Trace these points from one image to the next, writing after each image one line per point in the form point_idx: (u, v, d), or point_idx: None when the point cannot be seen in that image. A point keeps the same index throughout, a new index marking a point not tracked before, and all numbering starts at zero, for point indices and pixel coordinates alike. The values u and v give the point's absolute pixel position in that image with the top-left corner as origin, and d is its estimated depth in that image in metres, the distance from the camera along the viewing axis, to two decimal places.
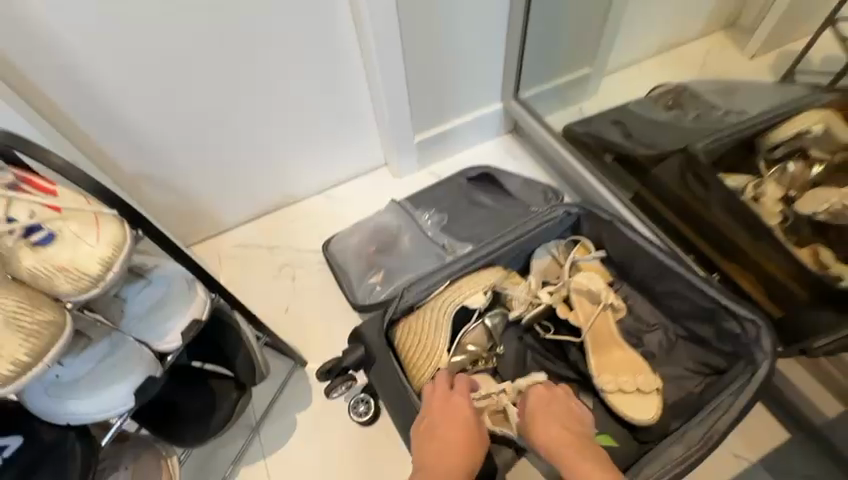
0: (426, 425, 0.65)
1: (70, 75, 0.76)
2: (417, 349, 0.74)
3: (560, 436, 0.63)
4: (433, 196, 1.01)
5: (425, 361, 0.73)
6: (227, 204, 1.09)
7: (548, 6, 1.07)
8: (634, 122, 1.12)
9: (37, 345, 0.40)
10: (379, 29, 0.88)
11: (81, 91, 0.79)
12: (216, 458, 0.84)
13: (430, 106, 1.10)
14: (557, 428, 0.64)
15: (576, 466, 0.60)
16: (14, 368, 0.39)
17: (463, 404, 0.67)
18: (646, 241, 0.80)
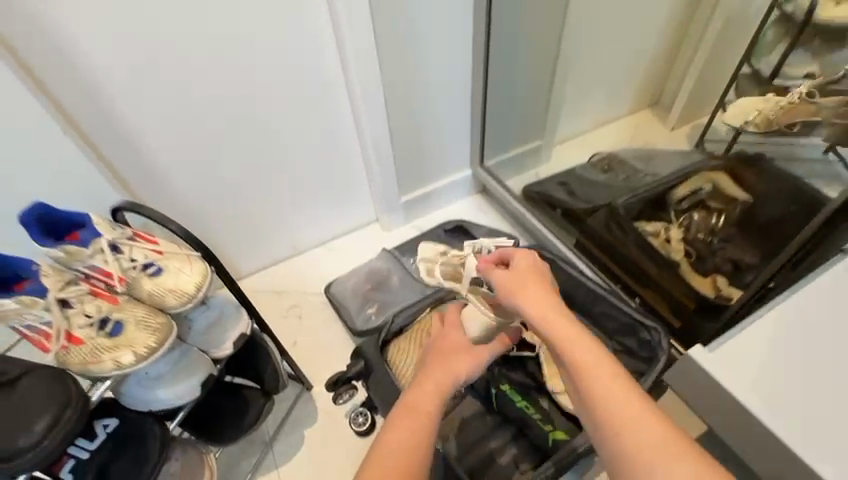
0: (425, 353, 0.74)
1: (114, 127, 0.93)
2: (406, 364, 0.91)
3: (536, 302, 0.59)
4: (416, 244, 1.24)
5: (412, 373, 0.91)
6: (242, 253, 1.31)
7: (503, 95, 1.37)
8: (576, 184, 1.41)
9: (160, 338, 0.59)
10: (372, 114, 1.14)
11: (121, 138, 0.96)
12: (236, 469, 0.99)
13: (412, 172, 1.36)
14: (533, 295, 0.60)
15: (557, 328, 0.55)
16: (147, 351, 0.58)
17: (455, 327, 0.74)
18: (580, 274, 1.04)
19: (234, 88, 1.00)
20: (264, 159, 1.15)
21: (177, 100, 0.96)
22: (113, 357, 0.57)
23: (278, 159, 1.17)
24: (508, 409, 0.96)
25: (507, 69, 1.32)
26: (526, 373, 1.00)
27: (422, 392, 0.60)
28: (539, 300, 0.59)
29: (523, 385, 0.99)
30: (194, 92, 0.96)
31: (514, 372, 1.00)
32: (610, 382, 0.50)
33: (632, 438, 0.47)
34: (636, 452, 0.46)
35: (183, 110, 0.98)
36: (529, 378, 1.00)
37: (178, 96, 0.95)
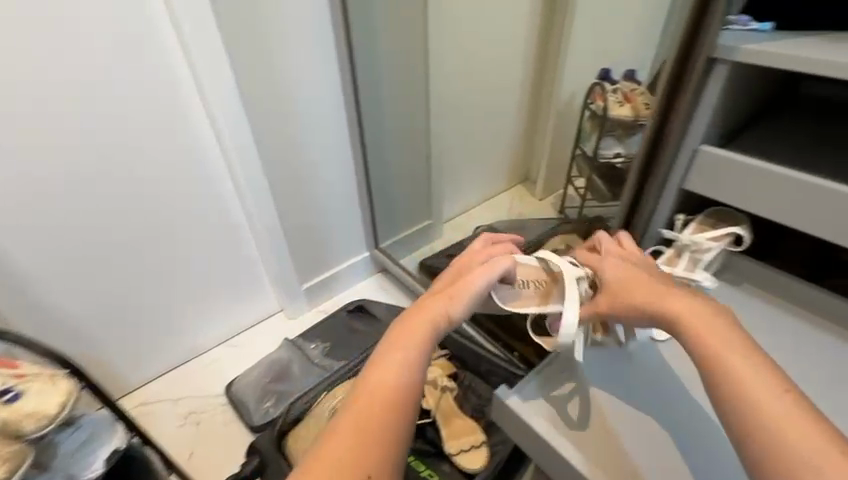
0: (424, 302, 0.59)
1: None
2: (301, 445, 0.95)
3: (644, 289, 0.56)
4: (322, 331, 1.29)
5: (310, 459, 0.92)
6: (133, 363, 1.26)
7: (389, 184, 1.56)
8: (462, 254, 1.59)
9: (9, 467, 0.59)
10: (261, 209, 1.24)
11: None
12: None
13: (311, 260, 1.45)
14: (646, 281, 0.57)
15: (674, 305, 0.52)
16: None
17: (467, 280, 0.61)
18: (460, 339, 1.18)
19: (113, 193, 1.04)
20: (155, 265, 1.18)
21: (53, 217, 0.99)
22: None
23: (168, 263, 1.20)
24: None
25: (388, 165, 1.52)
26: (426, 440, 1.04)
27: (406, 336, 0.54)
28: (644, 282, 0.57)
29: (425, 453, 1.03)
30: (73, 211, 1.00)
31: (417, 442, 1.04)
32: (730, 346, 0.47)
33: (757, 399, 0.42)
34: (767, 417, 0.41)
35: (60, 226, 1.00)
36: (430, 445, 1.04)
37: (53, 213, 0.98)
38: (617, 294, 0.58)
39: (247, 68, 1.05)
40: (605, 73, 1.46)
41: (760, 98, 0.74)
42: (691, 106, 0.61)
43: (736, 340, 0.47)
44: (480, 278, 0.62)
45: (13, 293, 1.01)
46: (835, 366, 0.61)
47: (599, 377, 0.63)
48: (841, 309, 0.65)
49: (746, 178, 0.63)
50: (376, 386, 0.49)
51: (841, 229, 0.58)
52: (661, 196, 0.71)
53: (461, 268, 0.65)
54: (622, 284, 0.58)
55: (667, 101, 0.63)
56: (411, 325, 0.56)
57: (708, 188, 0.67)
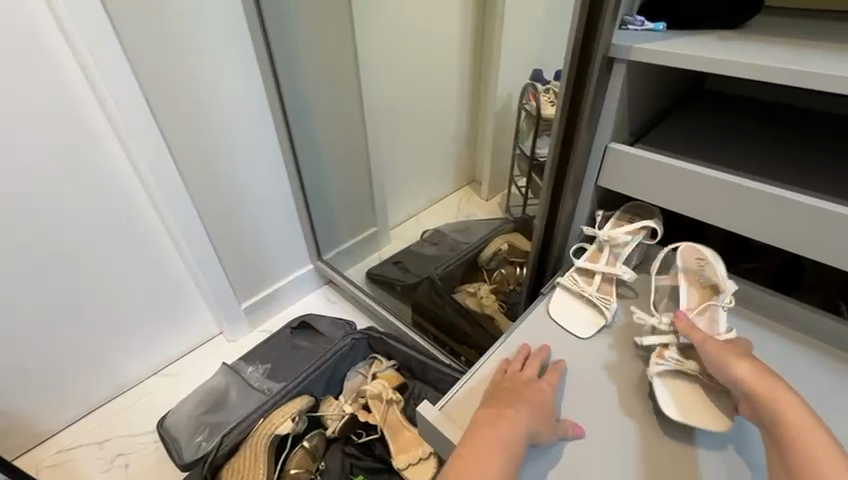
0: (487, 428, 0.50)
1: None
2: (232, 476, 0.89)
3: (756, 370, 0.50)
4: (262, 351, 1.22)
5: None
6: (48, 410, 1.14)
7: (329, 193, 1.51)
8: (409, 261, 1.57)
9: None
10: (186, 229, 1.16)
11: None
12: None
13: (249, 278, 1.37)
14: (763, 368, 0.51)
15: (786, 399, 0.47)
16: None
17: (533, 386, 0.56)
18: (406, 347, 1.14)
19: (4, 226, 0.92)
20: (65, 302, 1.07)
21: None
22: None
23: (82, 296, 1.09)
24: None
25: (327, 174, 1.48)
26: (374, 456, 1.02)
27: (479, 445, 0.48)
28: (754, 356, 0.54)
29: (373, 469, 1.00)
30: None
31: (364, 460, 1.01)
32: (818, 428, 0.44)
33: (813, 446, 0.43)
34: None
35: None
36: (378, 461, 1.02)
37: None
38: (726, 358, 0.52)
39: (156, 81, 0.97)
40: (537, 74, 1.42)
41: (666, 95, 0.78)
42: (595, 107, 0.62)
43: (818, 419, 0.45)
44: (541, 403, 0.54)
45: None
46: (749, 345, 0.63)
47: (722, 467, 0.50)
48: (760, 298, 0.68)
49: (658, 176, 0.65)
50: None
51: (746, 220, 0.60)
52: (580, 195, 0.72)
53: (513, 381, 0.57)
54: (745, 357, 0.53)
55: (575, 88, 0.62)
56: (483, 433, 0.50)
57: (627, 187, 0.68)
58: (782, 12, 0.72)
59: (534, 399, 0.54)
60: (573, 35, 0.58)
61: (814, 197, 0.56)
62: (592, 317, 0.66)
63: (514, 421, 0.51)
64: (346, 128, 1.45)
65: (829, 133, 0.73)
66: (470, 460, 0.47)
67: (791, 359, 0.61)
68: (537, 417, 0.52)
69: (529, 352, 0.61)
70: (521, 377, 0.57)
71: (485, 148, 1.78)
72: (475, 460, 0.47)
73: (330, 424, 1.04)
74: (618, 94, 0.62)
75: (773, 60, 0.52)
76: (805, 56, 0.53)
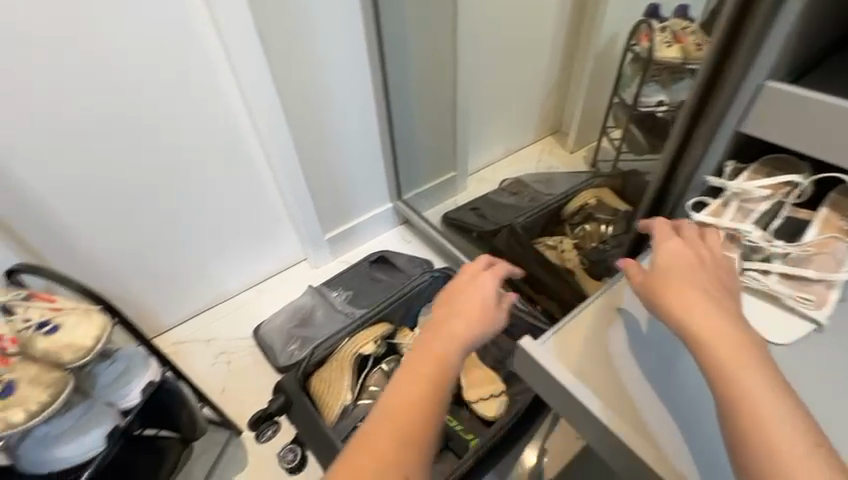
0: (432, 323, 0.55)
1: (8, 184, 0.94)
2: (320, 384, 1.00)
3: (678, 262, 0.51)
4: (343, 278, 1.30)
5: (333, 400, 0.96)
6: (167, 306, 1.31)
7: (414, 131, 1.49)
8: (487, 209, 1.54)
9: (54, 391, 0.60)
10: (282, 156, 1.21)
11: (18, 197, 0.97)
12: None
13: (335, 210, 1.43)
14: (688, 258, 0.51)
15: (695, 286, 0.48)
16: (41, 405, 0.58)
17: (485, 291, 0.58)
18: (483, 290, 1.15)
19: (136, 139, 1.03)
20: (180, 213, 1.19)
21: (77, 156, 0.98)
22: (3, 416, 0.56)
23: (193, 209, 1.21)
24: None
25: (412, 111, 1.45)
26: None
27: (424, 351, 0.51)
28: (674, 260, 0.51)
29: None
30: (94, 154, 1.00)
31: None
32: (735, 343, 0.43)
33: (716, 339, 0.43)
34: (745, 408, 0.39)
35: (83, 170, 1.01)
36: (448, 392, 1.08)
37: (76, 154, 0.98)
38: (660, 271, 0.50)
39: (266, 6, 0.98)
40: (653, 10, 1.33)
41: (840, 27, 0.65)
42: (759, 35, 0.54)
43: (734, 334, 0.43)
44: (481, 298, 0.57)
45: (50, 237, 1.04)
46: None
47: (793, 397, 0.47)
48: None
49: (827, 128, 0.54)
50: (399, 408, 0.46)
51: None
52: (713, 143, 0.65)
53: (461, 289, 0.59)
54: (671, 272, 0.49)
55: (737, 21, 0.55)
56: (430, 339, 0.52)
57: (778, 135, 0.58)
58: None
59: (484, 306, 0.56)
60: None
61: None
62: None
63: (456, 326, 0.53)
64: (435, 63, 1.39)
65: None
66: (419, 345, 0.52)
67: None
68: (475, 307, 0.56)
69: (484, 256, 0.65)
70: (473, 285, 0.59)
71: (578, 97, 1.69)
72: (424, 343, 0.52)
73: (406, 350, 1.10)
74: (793, 16, 0.52)
75: None
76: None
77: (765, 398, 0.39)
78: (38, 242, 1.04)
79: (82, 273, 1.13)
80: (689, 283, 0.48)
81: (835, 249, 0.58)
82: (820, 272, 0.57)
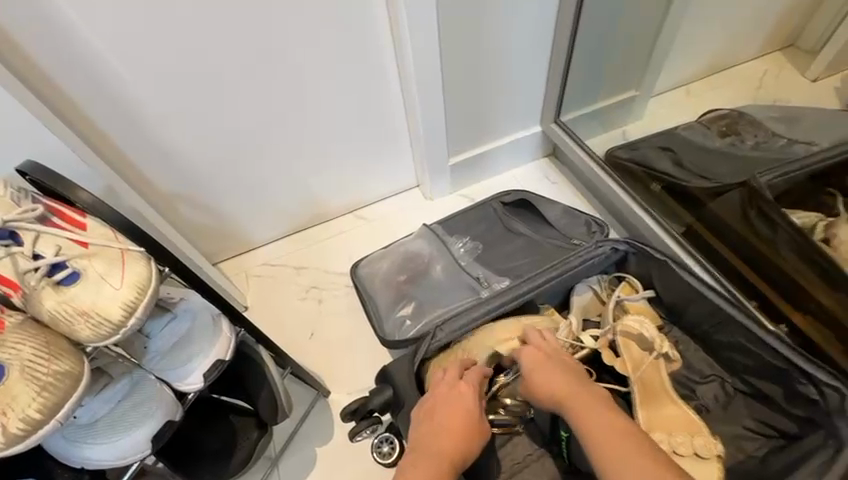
0: (435, 416, 0.60)
1: (58, 39, 0.67)
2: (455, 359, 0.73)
3: (543, 366, 0.64)
4: (467, 222, 0.96)
5: None
6: (255, 223, 1.08)
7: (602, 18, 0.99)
8: (685, 152, 1.04)
9: (49, 400, 0.36)
10: (419, 39, 0.82)
11: (71, 55, 0.69)
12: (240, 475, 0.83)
13: (469, 127, 1.05)
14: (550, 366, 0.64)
15: (555, 385, 0.61)
16: (25, 425, 0.35)
17: (466, 398, 0.61)
18: (703, 286, 0.72)
19: None
20: (281, 108, 0.89)
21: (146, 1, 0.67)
22: None
23: (297, 102, 0.90)
24: (584, 461, 0.70)
25: None
26: None
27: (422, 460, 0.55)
28: (563, 381, 0.61)
29: None
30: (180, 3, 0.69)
31: None
32: (625, 448, 0.52)
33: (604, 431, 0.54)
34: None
35: (155, 29, 0.71)
36: None
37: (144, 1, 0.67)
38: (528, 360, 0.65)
39: None
40: None
41: None
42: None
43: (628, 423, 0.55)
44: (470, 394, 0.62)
45: (118, 120, 0.79)
46: None
47: None
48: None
49: None
50: None
51: None
52: None
53: (447, 395, 0.62)
54: (539, 364, 0.64)
55: None
56: (423, 456, 0.56)
57: None
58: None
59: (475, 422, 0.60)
60: None
61: None
62: None
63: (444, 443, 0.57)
64: None
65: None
66: (426, 443, 0.57)
67: None
68: (462, 402, 0.61)
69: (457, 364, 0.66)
70: (446, 393, 0.62)
71: None
72: (428, 443, 0.57)
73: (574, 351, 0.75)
74: None
75: None
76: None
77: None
78: (105, 124, 0.79)
79: (161, 172, 0.90)
80: (566, 379, 0.61)
81: None
82: None
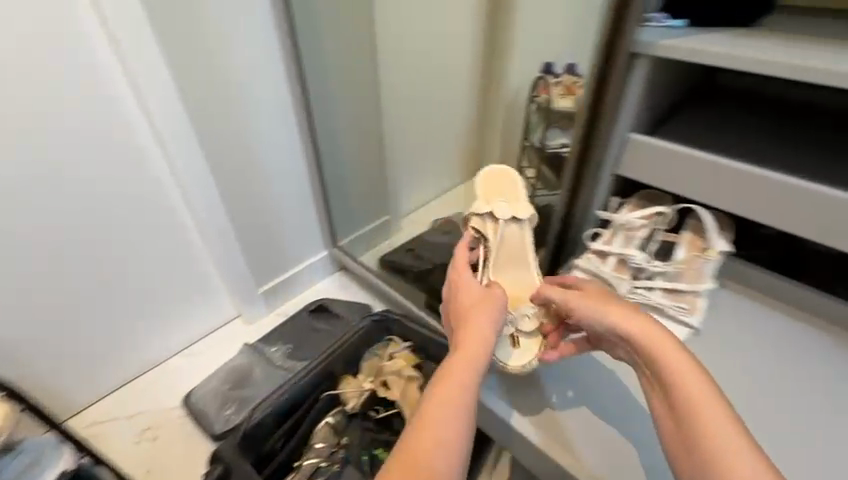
0: (447, 380, 0.54)
1: None
2: (513, 239, 0.83)
3: (592, 301, 0.61)
4: (281, 332, 1.27)
5: (511, 286, 0.79)
6: (81, 382, 1.19)
7: (341, 175, 1.45)
8: (421, 248, 1.52)
9: None
10: (210, 214, 1.20)
11: None
12: None
13: (270, 263, 1.42)
14: (606, 306, 0.60)
15: (623, 320, 0.57)
16: None
17: (471, 361, 0.56)
18: (425, 330, 1.17)
19: (41, 203, 0.97)
20: (99, 278, 1.12)
21: None
22: None
23: (113, 272, 1.13)
24: None
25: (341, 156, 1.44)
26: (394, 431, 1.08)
27: (437, 421, 0.50)
28: (627, 318, 0.57)
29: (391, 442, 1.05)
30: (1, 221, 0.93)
31: (382, 434, 1.08)
32: (700, 383, 0.50)
33: (687, 379, 0.50)
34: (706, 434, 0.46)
35: None
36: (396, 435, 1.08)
37: None
38: (591, 290, 0.64)
39: (185, 68, 1.00)
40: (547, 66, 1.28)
41: (687, 85, 0.81)
42: (619, 88, 0.64)
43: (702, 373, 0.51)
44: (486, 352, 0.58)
45: None
46: (730, 311, 0.69)
47: None
48: (790, 291, 0.69)
49: (660, 161, 0.69)
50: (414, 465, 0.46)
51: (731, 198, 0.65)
52: (599, 184, 0.75)
53: (461, 356, 0.57)
54: (591, 295, 0.63)
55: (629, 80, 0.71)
56: (437, 415, 0.50)
57: (635, 173, 0.72)
58: (795, 4, 0.77)
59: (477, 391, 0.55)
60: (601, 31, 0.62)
61: (805, 180, 0.60)
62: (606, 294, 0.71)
63: (453, 400, 0.52)
64: (357, 108, 1.38)
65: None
66: (435, 404, 0.52)
67: (798, 340, 0.65)
68: (482, 360, 0.57)
69: (480, 302, 0.65)
70: (461, 357, 0.57)
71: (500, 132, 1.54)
72: (437, 403, 0.52)
73: (526, 330, 0.72)
74: (638, 86, 0.65)
75: (778, 56, 0.57)
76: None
77: (734, 443, 0.45)
78: None
79: None
80: (627, 315, 0.57)
81: (701, 265, 0.69)
82: (674, 266, 0.69)
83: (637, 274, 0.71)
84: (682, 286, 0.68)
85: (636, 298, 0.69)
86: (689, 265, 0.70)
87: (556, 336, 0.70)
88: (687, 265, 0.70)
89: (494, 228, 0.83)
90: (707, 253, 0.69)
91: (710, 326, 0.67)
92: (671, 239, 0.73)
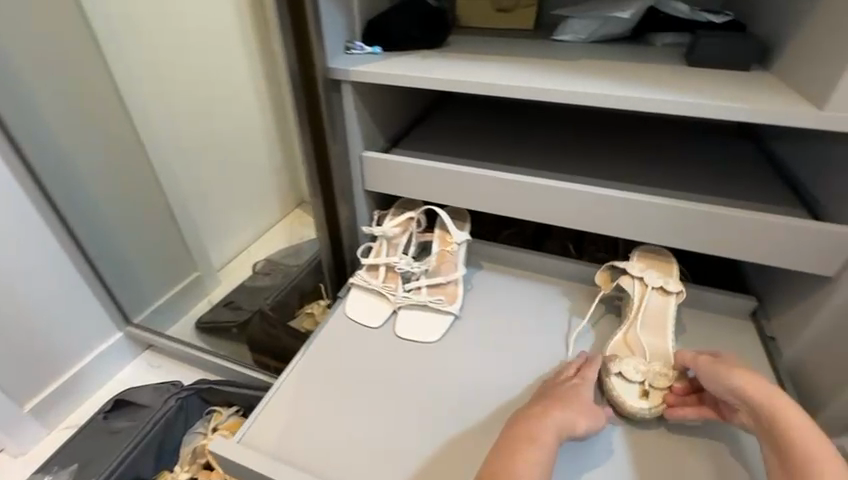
0: (532, 433, 0.52)
1: None
2: (652, 308, 0.69)
3: (728, 367, 0.57)
4: (62, 452, 1.03)
5: (655, 322, 0.68)
6: None
7: (115, 241, 1.16)
8: (244, 299, 1.35)
9: None
10: None
11: None
12: None
13: (26, 372, 1.05)
14: (738, 373, 0.56)
15: (746, 388, 0.54)
16: None
17: (567, 417, 0.54)
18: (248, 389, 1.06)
19: None
20: None
21: None
22: None
23: None
24: None
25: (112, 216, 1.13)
26: None
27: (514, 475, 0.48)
28: (753, 385, 0.54)
29: None
30: None
31: None
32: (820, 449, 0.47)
33: (808, 448, 0.48)
34: None
35: None
36: None
37: None
38: (728, 359, 0.59)
39: None
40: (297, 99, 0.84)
41: (419, 100, 0.91)
42: (329, 112, 0.68)
43: (823, 442, 0.48)
44: (583, 422, 0.54)
45: None
46: (489, 289, 0.79)
47: (416, 332, 0.70)
48: (543, 261, 0.82)
49: (400, 173, 0.74)
50: None
51: (459, 194, 0.73)
52: (354, 199, 0.79)
53: (542, 406, 0.56)
54: (724, 365, 0.58)
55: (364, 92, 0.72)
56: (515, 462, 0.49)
57: (382, 186, 0.77)
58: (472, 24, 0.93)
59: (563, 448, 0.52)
60: (293, 62, 0.64)
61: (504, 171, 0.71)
62: (381, 304, 0.74)
63: (537, 456, 0.50)
64: (115, 156, 1.10)
65: (559, 117, 0.92)
66: (514, 458, 0.49)
67: (535, 296, 0.78)
68: (576, 413, 0.55)
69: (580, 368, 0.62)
70: (547, 409, 0.55)
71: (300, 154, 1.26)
72: (521, 457, 0.49)
73: (634, 379, 0.61)
74: (354, 101, 0.70)
75: (454, 74, 0.66)
76: (500, 69, 0.68)
77: None
78: None
79: None
80: (755, 381, 0.55)
81: (452, 256, 0.77)
82: (432, 263, 0.76)
83: (405, 278, 0.76)
84: (442, 277, 0.75)
85: (406, 301, 0.73)
86: (443, 258, 0.77)
87: (681, 388, 0.61)
88: (442, 258, 0.77)
89: (642, 292, 0.69)
90: (456, 242, 0.77)
91: (471, 306, 0.76)
92: (428, 239, 0.81)
